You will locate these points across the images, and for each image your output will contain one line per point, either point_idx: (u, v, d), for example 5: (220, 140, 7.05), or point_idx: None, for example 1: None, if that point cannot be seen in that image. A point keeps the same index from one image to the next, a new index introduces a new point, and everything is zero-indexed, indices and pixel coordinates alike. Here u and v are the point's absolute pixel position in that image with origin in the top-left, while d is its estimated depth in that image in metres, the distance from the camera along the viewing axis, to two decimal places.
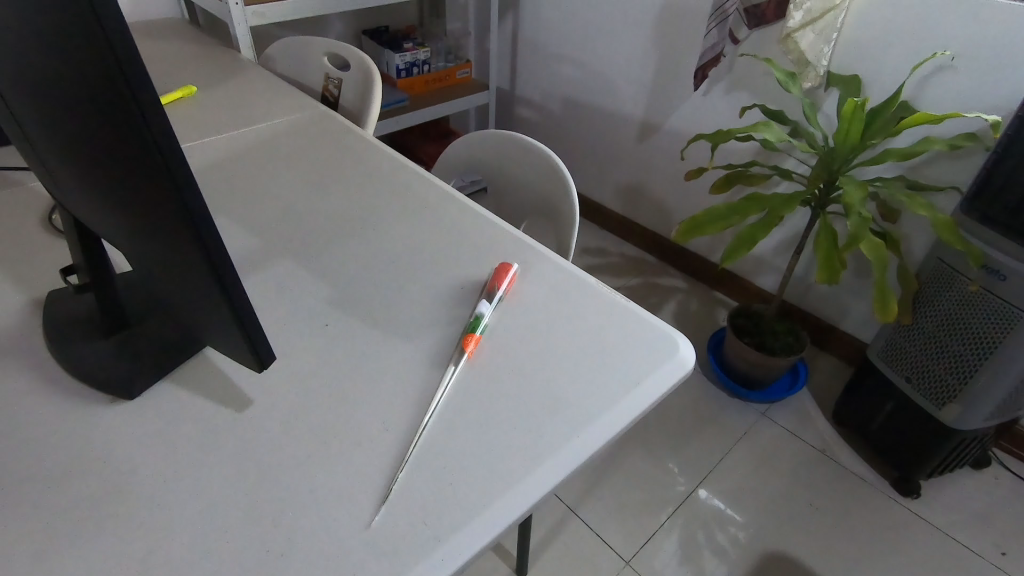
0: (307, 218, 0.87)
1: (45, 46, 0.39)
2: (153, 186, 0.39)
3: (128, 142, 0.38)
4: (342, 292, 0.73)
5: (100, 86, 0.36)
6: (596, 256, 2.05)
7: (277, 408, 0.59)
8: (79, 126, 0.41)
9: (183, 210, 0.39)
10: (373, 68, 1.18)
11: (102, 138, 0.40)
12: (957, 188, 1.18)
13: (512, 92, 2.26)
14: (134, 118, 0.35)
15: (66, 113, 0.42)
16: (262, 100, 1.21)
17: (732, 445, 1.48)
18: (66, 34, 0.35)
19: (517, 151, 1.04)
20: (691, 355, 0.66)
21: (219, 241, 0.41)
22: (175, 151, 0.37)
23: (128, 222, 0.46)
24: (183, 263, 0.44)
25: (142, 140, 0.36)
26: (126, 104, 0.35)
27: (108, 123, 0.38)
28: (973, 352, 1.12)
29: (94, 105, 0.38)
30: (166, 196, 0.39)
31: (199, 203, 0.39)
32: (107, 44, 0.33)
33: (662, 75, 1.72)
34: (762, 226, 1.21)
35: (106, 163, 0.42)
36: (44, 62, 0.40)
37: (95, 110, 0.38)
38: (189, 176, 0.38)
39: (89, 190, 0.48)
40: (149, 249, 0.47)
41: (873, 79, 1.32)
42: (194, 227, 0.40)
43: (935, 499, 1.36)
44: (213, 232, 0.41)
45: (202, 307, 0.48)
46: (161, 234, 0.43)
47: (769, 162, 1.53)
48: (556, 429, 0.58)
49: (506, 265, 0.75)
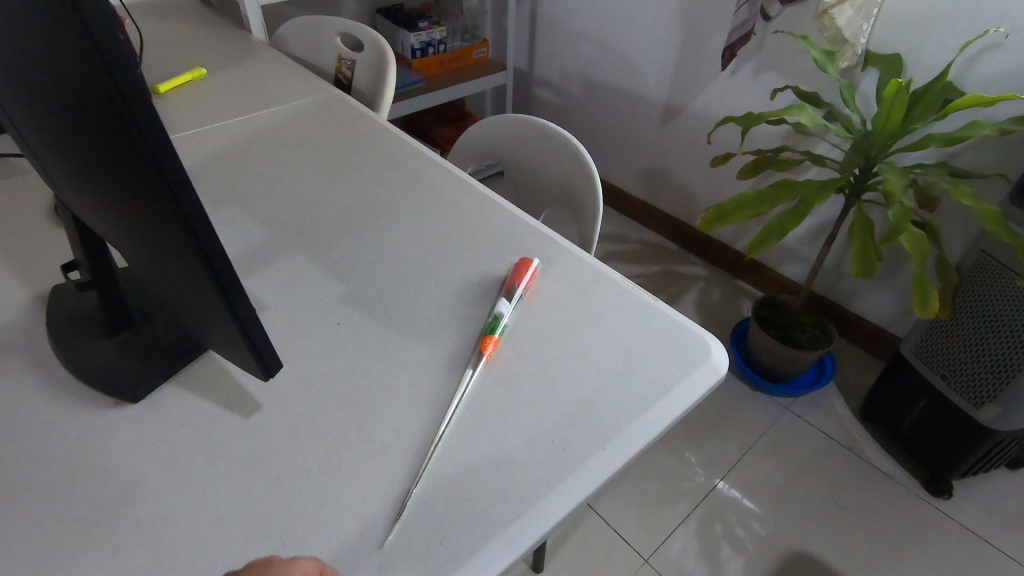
0: (319, 208, 0.83)
1: (25, 36, 0.35)
2: (144, 185, 0.36)
3: (114, 136, 0.34)
4: (355, 288, 0.70)
5: (80, 76, 0.32)
6: (615, 243, 2.00)
7: (286, 414, 0.56)
8: (65, 120, 0.38)
9: (177, 213, 0.36)
10: (387, 49, 1.13)
11: (90, 134, 0.37)
12: (1005, 176, 1.11)
13: (530, 72, 2.20)
14: (121, 117, 0.32)
15: (51, 105, 0.38)
16: (274, 83, 1.17)
17: (755, 440, 1.43)
18: (44, 22, 0.32)
19: (537, 136, 0.99)
20: (723, 360, 0.62)
21: (218, 244, 0.38)
22: (167, 149, 0.34)
23: (123, 222, 0.43)
24: (182, 268, 0.41)
25: (129, 136, 0.33)
26: (111, 102, 0.32)
27: (95, 121, 0.35)
28: (1017, 349, 1.06)
29: (79, 99, 0.34)
30: (157, 196, 0.36)
31: (194, 205, 0.36)
32: (86, 35, 0.29)
33: (687, 54, 1.65)
34: (793, 215, 1.15)
35: (96, 159, 0.39)
36: (25, 51, 0.36)
37: (78, 102, 0.35)
38: (183, 176, 0.35)
39: (82, 189, 0.44)
40: (144, 249, 0.44)
41: (915, 58, 1.25)
42: (189, 231, 0.37)
43: (967, 500, 1.31)
44: (211, 235, 0.38)
45: (204, 311, 0.45)
46: (157, 236, 0.40)
47: (800, 146, 1.46)
48: (580, 440, 0.54)
49: (527, 260, 0.71)
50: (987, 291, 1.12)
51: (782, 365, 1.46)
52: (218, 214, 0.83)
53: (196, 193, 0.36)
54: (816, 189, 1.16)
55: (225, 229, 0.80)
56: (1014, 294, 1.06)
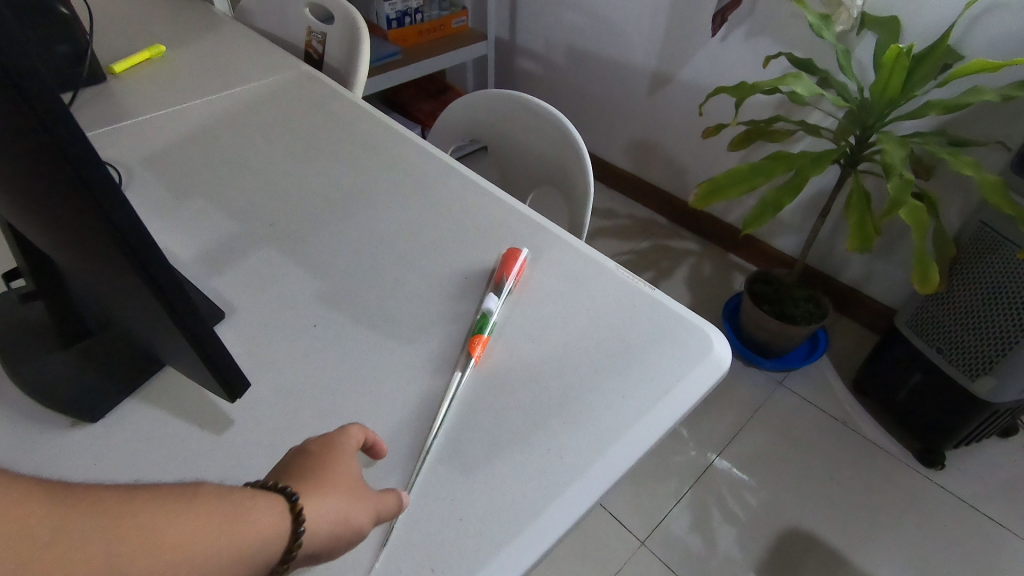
0: (292, 197, 0.78)
1: None
2: (61, 189, 0.31)
3: (16, 133, 0.29)
4: (332, 286, 0.66)
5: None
6: (604, 219, 1.96)
7: (261, 428, 0.52)
8: None
9: (103, 219, 0.31)
10: (359, 20, 1.06)
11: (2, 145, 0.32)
12: (1004, 143, 1.07)
13: (512, 41, 2.11)
14: (33, 131, 0.28)
15: None
16: (239, 59, 1.09)
17: (749, 416, 1.42)
18: None
19: (522, 113, 0.94)
20: (726, 353, 0.59)
21: (157, 251, 0.34)
22: (82, 147, 0.29)
23: (57, 236, 0.39)
24: (128, 287, 0.37)
25: (32, 133, 0.28)
26: (18, 114, 0.27)
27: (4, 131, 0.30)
28: (1014, 322, 1.05)
29: None
30: (78, 201, 0.31)
31: (124, 208, 0.31)
32: None
33: (676, 19, 1.58)
34: (789, 189, 1.11)
35: (12, 165, 0.34)
36: None
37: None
38: (106, 177, 0.30)
39: (7, 199, 0.40)
40: (79, 257, 0.40)
41: (913, 21, 1.20)
42: (120, 239, 0.32)
43: (959, 469, 1.32)
44: (147, 242, 0.33)
45: (159, 330, 0.42)
46: (96, 254, 0.36)
47: (792, 115, 1.42)
48: (577, 447, 0.51)
49: (515, 250, 0.66)
50: (985, 263, 1.10)
51: (776, 340, 1.44)
52: (183, 205, 0.77)
53: (124, 195, 0.31)
54: (812, 162, 1.12)
55: (192, 223, 0.74)
56: (1012, 266, 1.04)
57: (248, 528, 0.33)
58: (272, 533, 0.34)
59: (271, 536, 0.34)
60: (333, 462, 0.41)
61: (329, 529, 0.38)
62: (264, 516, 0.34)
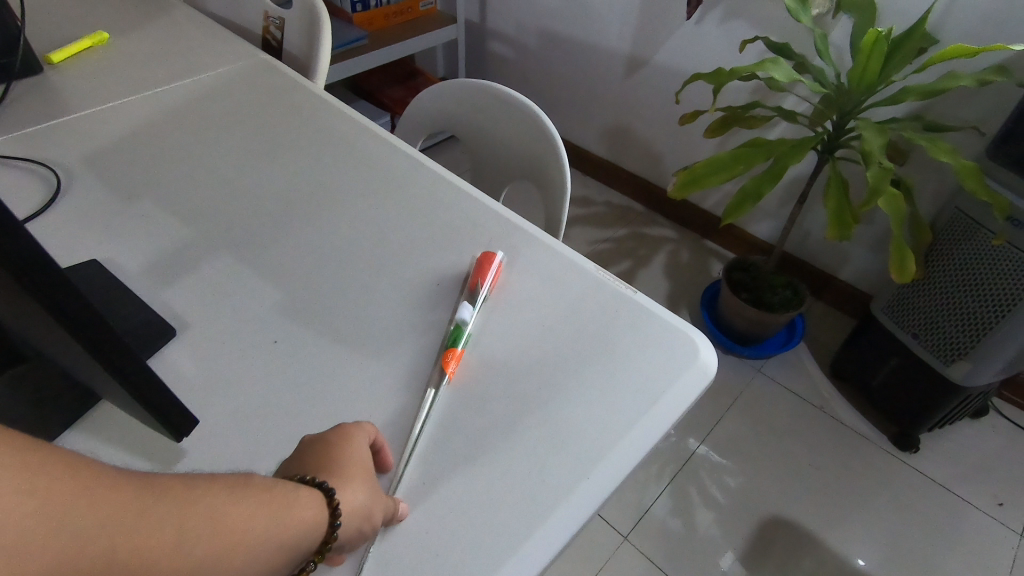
0: (250, 198, 0.73)
1: None
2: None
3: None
4: (294, 296, 0.61)
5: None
6: (580, 207, 1.92)
7: (217, 459, 0.48)
8: None
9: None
10: (318, 4, 1.00)
11: None
12: (979, 129, 1.07)
13: (482, 24, 2.04)
14: None
15: None
16: (190, 47, 1.02)
17: (729, 405, 1.42)
18: None
19: (495, 104, 0.89)
20: (713, 359, 0.56)
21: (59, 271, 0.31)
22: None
23: None
24: (59, 343, 0.36)
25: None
26: None
27: None
28: (989, 308, 1.05)
29: None
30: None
31: (16, 229, 0.28)
32: None
33: (650, 2, 1.54)
34: (768, 178, 1.10)
35: None
36: None
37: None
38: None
39: None
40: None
41: (889, 4, 1.18)
42: (12, 265, 0.29)
43: (933, 452, 1.34)
44: (45, 263, 0.30)
45: (96, 378, 0.40)
46: (18, 313, 0.34)
47: (768, 100, 1.40)
48: (561, 468, 0.48)
49: (489, 253, 0.63)
50: (960, 249, 1.10)
51: (755, 329, 1.43)
52: (130, 209, 0.71)
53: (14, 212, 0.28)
54: (791, 150, 1.10)
55: (141, 228, 0.68)
56: (987, 253, 1.05)
57: (296, 517, 0.34)
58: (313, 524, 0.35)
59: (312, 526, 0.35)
60: (357, 455, 0.42)
61: (358, 522, 0.39)
62: (307, 509, 0.35)
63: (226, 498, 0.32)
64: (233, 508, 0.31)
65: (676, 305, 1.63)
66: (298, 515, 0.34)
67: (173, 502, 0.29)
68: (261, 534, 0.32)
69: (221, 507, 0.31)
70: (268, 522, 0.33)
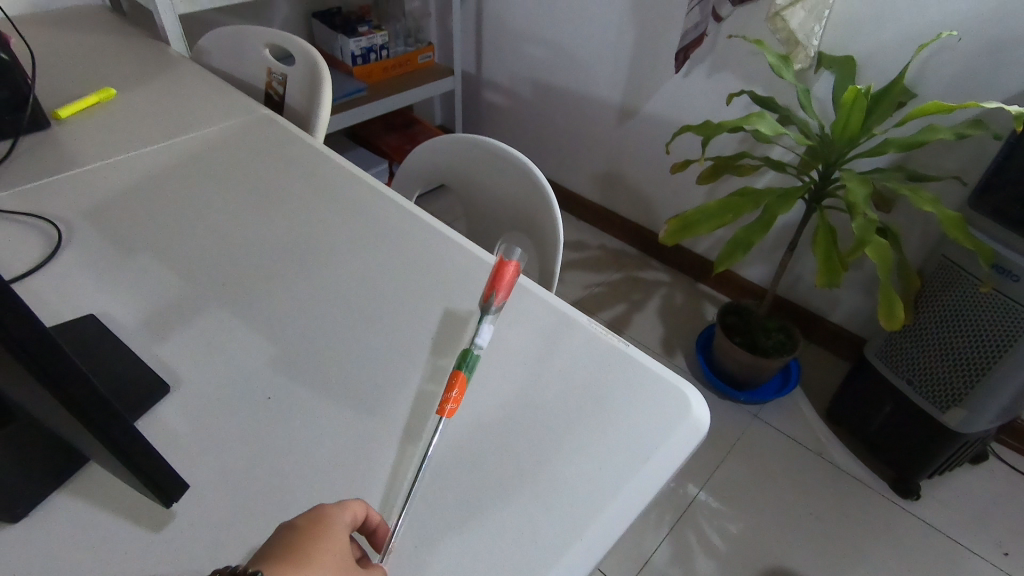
0: (247, 251, 0.74)
1: None
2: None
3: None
4: (288, 351, 0.62)
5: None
6: (574, 251, 1.95)
7: (205, 521, 0.48)
8: None
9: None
10: (319, 62, 1.03)
11: None
12: (960, 179, 1.10)
13: (478, 75, 2.11)
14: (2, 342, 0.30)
15: None
16: (194, 102, 1.05)
17: (727, 451, 1.40)
18: None
19: (489, 158, 0.92)
20: (705, 414, 0.56)
21: (54, 342, 0.32)
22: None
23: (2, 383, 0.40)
24: (75, 431, 0.39)
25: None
26: None
27: None
28: (981, 354, 1.06)
29: None
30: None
31: (15, 304, 0.29)
32: None
33: (639, 56, 1.60)
34: (758, 226, 1.12)
35: None
36: None
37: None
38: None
39: None
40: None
41: (867, 60, 1.23)
42: (50, 379, 0.32)
43: (934, 499, 1.32)
44: (40, 334, 0.31)
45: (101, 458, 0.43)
46: (43, 405, 0.38)
47: (755, 150, 1.44)
48: (553, 527, 0.48)
49: (506, 275, 0.65)
50: (949, 295, 1.11)
51: (749, 373, 1.43)
52: (127, 262, 0.72)
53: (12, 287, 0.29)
54: (779, 198, 1.13)
55: (138, 283, 0.69)
56: (975, 299, 1.06)
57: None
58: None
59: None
60: (320, 547, 0.39)
61: None
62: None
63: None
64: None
65: (670, 348, 1.64)
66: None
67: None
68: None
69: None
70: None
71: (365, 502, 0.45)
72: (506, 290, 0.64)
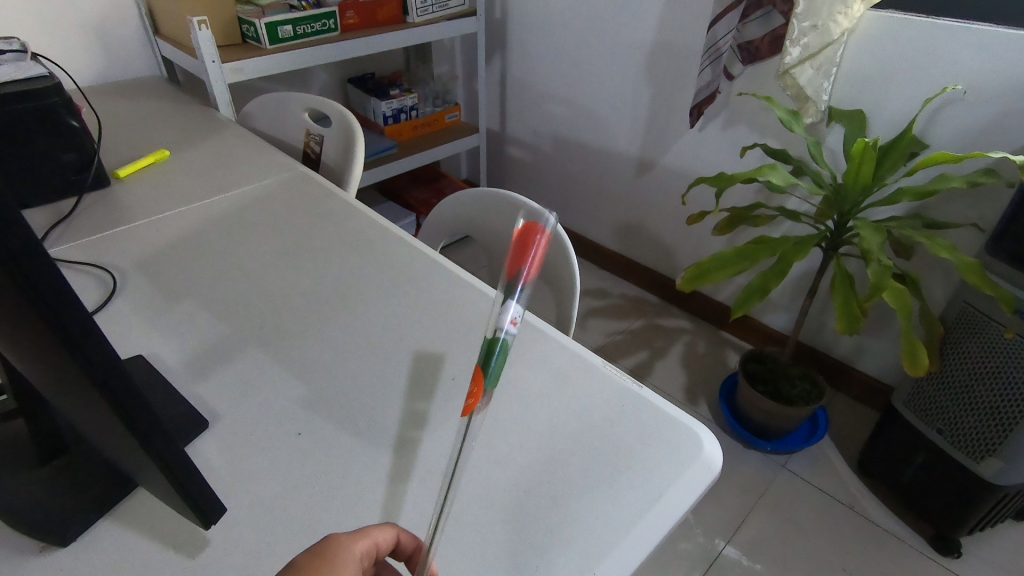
0: (283, 297, 0.79)
1: None
2: (16, 313, 0.31)
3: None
4: (318, 389, 0.65)
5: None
6: (596, 299, 1.97)
7: (237, 549, 0.50)
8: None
9: (63, 341, 0.31)
10: (354, 124, 1.12)
11: (27, 348, 0.36)
12: (976, 226, 1.11)
13: (502, 132, 2.22)
14: (72, 357, 0.32)
15: None
16: (239, 162, 1.14)
17: (754, 503, 1.37)
18: None
19: (510, 210, 0.97)
20: (717, 454, 0.58)
21: (116, 361, 0.34)
22: (50, 275, 0.29)
23: (65, 405, 0.43)
24: (128, 450, 0.42)
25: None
26: (58, 344, 0.32)
27: (33, 342, 0.34)
28: (1012, 402, 1.04)
29: (14, 324, 0.34)
30: (38, 325, 0.31)
31: (85, 319, 0.32)
32: (36, 298, 0.29)
33: (656, 112, 1.68)
34: (775, 273, 1.14)
35: (31, 359, 0.38)
36: None
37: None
38: (71, 299, 0.31)
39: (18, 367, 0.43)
40: (34, 368, 0.39)
41: (876, 113, 1.27)
42: (111, 394, 0.35)
43: (976, 556, 1.26)
44: (106, 352, 0.33)
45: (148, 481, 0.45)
46: (102, 424, 0.40)
47: (771, 200, 1.48)
48: (565, 562, 0.49)
49: (530, 240, 0.46)
50: (974, 342, 1.10)
51: (774, 422, 1.41)
52: (174, 307, 0.78)
53: (87, 311, 0.32)
54: (794, 246, 1.15)
55: (183, 326, 0.75)
56: (1000, 345, 1.05)
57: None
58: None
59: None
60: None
61: None
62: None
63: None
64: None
65: (694, 396, 1.63)
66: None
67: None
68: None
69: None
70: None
71: (392, 528, 0.43)
72: (535, 264, 0.46)
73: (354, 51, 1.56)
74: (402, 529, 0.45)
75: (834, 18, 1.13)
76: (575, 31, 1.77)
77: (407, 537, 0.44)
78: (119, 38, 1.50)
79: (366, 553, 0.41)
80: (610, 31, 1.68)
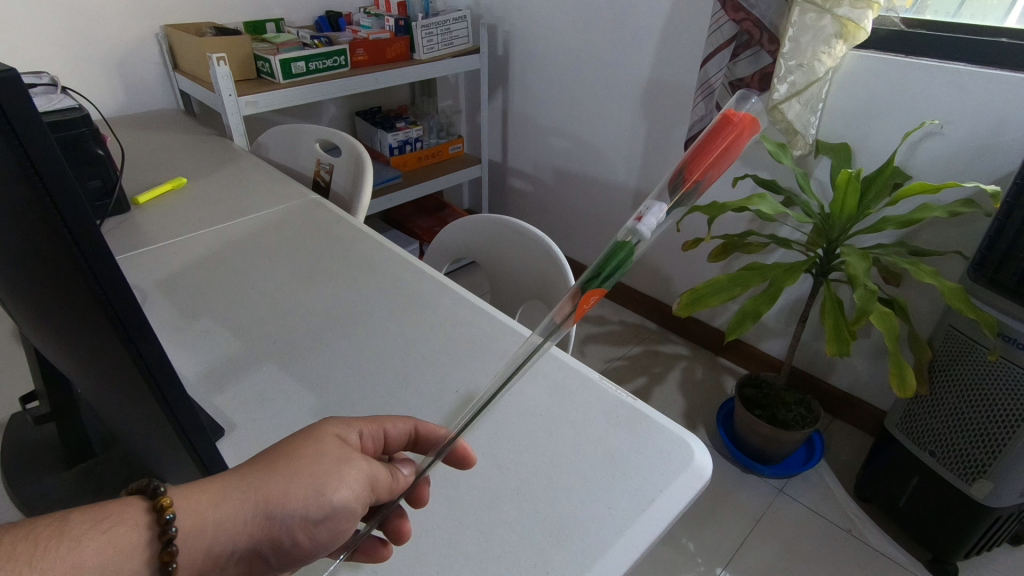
0: (295, 316, 0.83)
1: (24, 278, 0.38)
2: (88, 314, 0.36)
3: (58, 268, 0.34)
4: (331, 400, 0.69)
5: (22, 214, 0.32)
6: (595, 325, 2.01)
7: None
8: (59, 329, 0.41)
9: (122, 337, 0.35)
10: (361, 155, 1.17)
11: (87, 345, 0.40)
12: (960, 253, 1.17)
13: (504, 163, 2.29)
14: (125, 352, 0.36)
15: (44, 316, 0.41)
16: (255, 189, 1.20)
17: (752, 526, 1.38)
18: (50, 273, 0.35)
19: (511, 235, 1.02)
20: (708, 463, 0.62)
21: (165, 360, 0.38)
22: (115, 278, 0.34)
23: (106, 401, 0.47)
24: (165, 443, 0.46)
25: (70, 263, 0.32)
26: (115, 341, 0.36)
27: (93, 339, 0.38)
28: (998, 423, 1.07)
29: (78, 324, 0.38)
30: (101, 322, 0.35)
31: (138, 317, 0.36)
32: (101, 296, 0.34)
33: (651, 145, 1.74)
34: (767, 298, 1.18)
35: (85, 356, 0.42)
36: (19, 282, 0.39)
37: (18, 235, 0.34)
38: (132, 302, 0.35)
39: (68, 367, 0.47)
40: (84, 366, 0.44)
41: (861, 147, 1.33)
42: (156, 388, 0.39)
43: None
44: (155, 349, 0.37)
45: (178, 473, 0.49)
46: (143, 418, 0.44)
47: (764, 229, 1.53)
48: (562, 562, 0.52)
49: (748, 123, 0.38)
50: (960, 366, 1.14)
51: (771, 447, 1.43)
52: (191, 325, 0.81)
53: (142, 309, 0.36)
54: (784, 272, 1.20)
55: (201, 341, 0.79)
56: (985, 368, 1.09)
57: (200, 521, 0.37)
58: (230, 528, 0.38)
59: (229, 532, 0.38)
60: (308, 440, 0.44)
61: (326, 470, 0.43)
62: (213, 515, 0.37)
63: (97, 529, 0.33)
64: (92, 541, 0.33)
65: (692, 420, 1.64)
66: (197, 522, 0.36)
67: (7, 559, 0.30)
68: (138, 558, 0.34)
69: (84, 536, 0.33)
70: (141, 545, 0.34)
71: (408, 422, 0.54)
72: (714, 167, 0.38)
73: (363, 86, 1.63)
74: (419, 421, 0.55)
75: (818, 58, 1.19)
76: (574, 67, 1.85)
77: (428, 427, 0.55)
78: (140, 73, 1.58)
79: (369, 432, 0.51)
80: (608, 67, 1.76)
